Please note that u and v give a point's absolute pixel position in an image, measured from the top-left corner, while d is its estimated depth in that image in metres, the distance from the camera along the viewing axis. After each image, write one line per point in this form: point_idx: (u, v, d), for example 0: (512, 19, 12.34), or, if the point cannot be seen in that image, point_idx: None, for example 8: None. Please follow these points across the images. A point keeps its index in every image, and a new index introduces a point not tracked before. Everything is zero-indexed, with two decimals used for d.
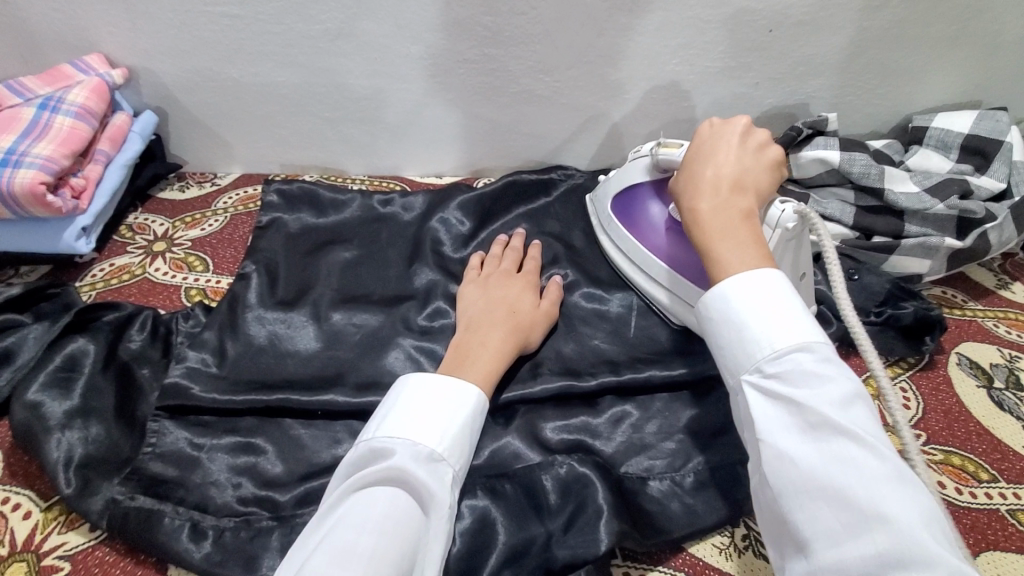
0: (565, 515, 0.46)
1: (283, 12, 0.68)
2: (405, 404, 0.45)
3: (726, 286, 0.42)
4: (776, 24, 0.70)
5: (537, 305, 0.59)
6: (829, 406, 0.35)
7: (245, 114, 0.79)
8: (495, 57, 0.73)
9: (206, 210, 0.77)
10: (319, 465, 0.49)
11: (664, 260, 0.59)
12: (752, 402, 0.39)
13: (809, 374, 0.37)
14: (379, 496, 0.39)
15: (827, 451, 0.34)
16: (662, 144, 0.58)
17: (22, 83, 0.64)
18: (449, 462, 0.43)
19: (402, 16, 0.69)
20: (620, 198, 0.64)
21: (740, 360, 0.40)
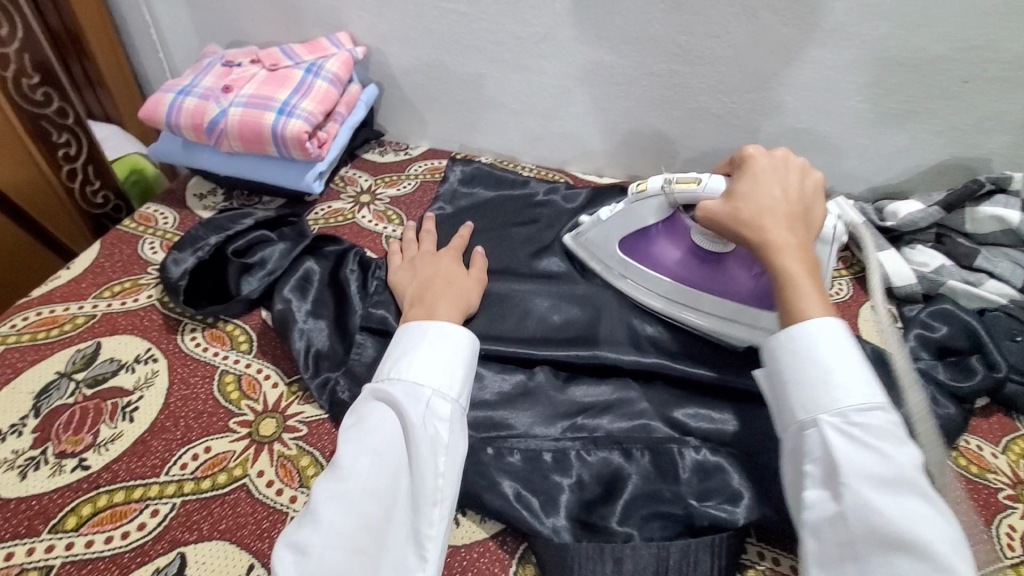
0: (697, 488, 0.52)
1: (501, 13, 0.78)
2: (402, 352, 0.54)
3: (815, 325, 0.47)
4: (973, 76, 0.70)
5: (467, 273, 0.65)
6: (914, 467, 0.41)
7: (445, 97, 0.90)
8: (682, 73, 0.78)
9: (402, 174, 0.89)
10: (485, 398, 0.59)
11: (720, 292, 0.62)
12: (835, 441, 0.43)
13: (887, 432, 0.43)
14: (373, 425, 0.49)
15: (905, 506, 0.40)
16: (678, 181, 0.60)
17: (293, 50, 0.78)
18: (428, 387, 0.51)
19: (604, 28, 0.76)
20: (628, 239, 0.67)
21: (821, 400, 0.45)
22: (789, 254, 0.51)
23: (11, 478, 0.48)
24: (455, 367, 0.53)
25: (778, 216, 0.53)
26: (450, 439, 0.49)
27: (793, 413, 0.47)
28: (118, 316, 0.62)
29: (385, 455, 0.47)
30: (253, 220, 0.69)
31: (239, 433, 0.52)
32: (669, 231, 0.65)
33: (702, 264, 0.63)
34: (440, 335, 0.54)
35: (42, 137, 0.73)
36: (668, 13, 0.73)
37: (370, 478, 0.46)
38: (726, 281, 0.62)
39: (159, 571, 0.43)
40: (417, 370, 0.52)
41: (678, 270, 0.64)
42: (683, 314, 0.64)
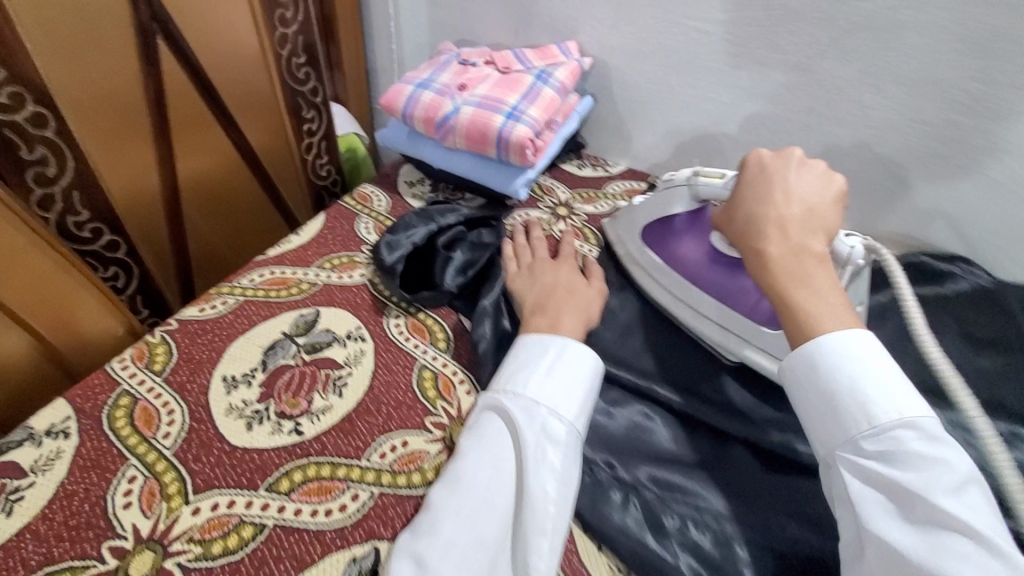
0: None
1: (753, 38, 0.71)
2: (516, 362, 0.51)
3: (833, 342, 0.44)
4: None
5: (588, 283, 0.62)
6: (939, 494, 0.37)
7: (660, 117, 0.85)
8: (963, 127, 0.66)
9: (599, 192, 0.86)
10: (669, 458, 0.52)
11: (701, 285, 0.61)
12: (851, 477, 0.41)
13: (919, 458, 0.38)
14: (486, 439, 0.45)
15: (929, 539, 0.36)
16: (704, 172, 0.59)
17: (525, 54, 0.78)
18: (543, 405, 0.47)
19: (876, 65, 0.66)
20: (650, 229, 0.66)
21: (838, 431, 0.43)
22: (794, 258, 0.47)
23: (239, 426, 0.51)
24: (566, 387, 0.48)
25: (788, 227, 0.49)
26: (567, 463, 0.44)
27: (815, 441, 0.45)
28: (336, 290, 0.65)
29: (500, 471, 0.43)
30: (458, 217, 0.70)
31: (434, 434, 0.52)
32: (692, 223, 0.64)
33: (714, 266, 0.62)
34: (558, 353, 0.51)
35: (295, 112, 0.80)
36: (965, 57, 0.62)
37: (488, 495, 0.42)
38: (725, 285, 0.61)
39: (356, 561, 0.44)
40: (537, 387, 0.48)
41: (694, 268, 0.62)
42: (683, 310, 0.62)
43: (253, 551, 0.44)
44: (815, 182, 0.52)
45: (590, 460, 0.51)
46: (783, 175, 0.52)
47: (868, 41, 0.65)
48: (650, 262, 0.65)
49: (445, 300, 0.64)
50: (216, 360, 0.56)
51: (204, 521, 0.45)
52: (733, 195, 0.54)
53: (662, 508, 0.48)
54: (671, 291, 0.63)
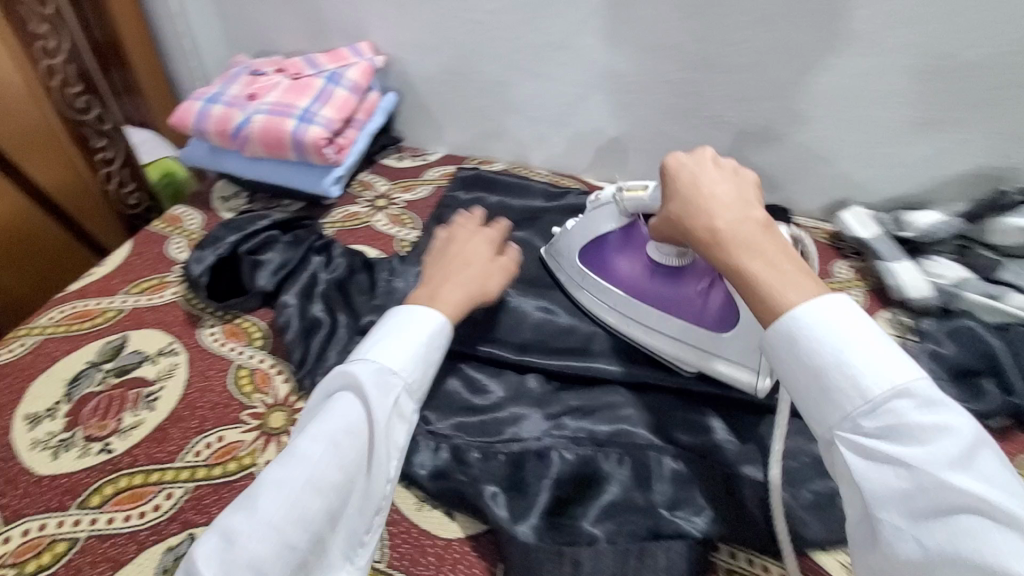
0: (670, 496, 0.52)
1: (519, 24, 0.81)
2: (392, 342, 0.52)
3: (809, 317, 0.41)
4: (1008, 83, 0.69)
5: (493, 259, 0.63)
6: (949, 471, 0.35)
7: (462, 103, 0.92)
8: (695, 81, 0.79)
9: (417, 179, 0.92)
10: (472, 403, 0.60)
11: (633, 294, 0.63)
12: (853, 460, 0.39)
13: (936, 431, 0.37)
14: (335, 412, 0.48)
15: (948, 520, 0.35)
16: (629, 188, 0.62)
17: (316, 59, 0.82)
18: (396, 375, 0.50)
19: (619, 37, 0.78)
20: (586, 250, 0.67)
21: (828, 411, 0.40)
22: (727, 235, 0.47)
23: (44, 457, 0.52)
24: (423, 368, 0.52)
25: (726, 201, 0.49)
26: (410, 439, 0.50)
27: (811, 424, 0.42)
28: (145, 311, 0.65)
29: (334, 443, 0.46)
30: (270, 222, 0.72)
31: (250, 424, 0.55)
32: (625, 241, 0.64)
33: (654, 278, 0.62)
34: (421, 325, 0.53)
35: (82, 146, 0.86)
36: (681, 24, 0.75)
37: (317, 467, 0.45)
38: (670, 296, 0.61)
39: (172, 550, 0.46)
40: (388, 359, 0.51)
41: (638, 284, 0.63)
42: (624, 322, 0.64)
43: (65, 565, 0.46)
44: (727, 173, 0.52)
45: None
46: (706, 174, 0.52)
47: (613, 17, 0.77)
48: (592, 285, 0.66)
49: (259, 301, 0.66)
50: (18, 400, 0.56)
51: (17, 546, 0.47)
52: (663, 199, 0.54)
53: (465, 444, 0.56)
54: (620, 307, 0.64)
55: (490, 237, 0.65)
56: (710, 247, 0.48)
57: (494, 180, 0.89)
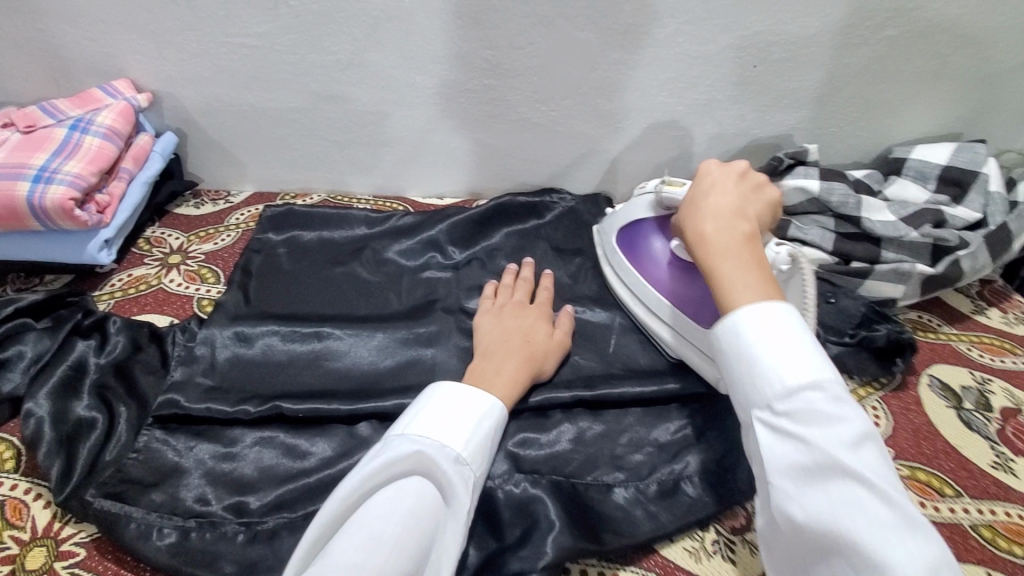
0: (520, 529, 0.49)
1: (298, 44, 0.75)
2: (423, 426, 0.49)
3: (740, 317, 0.47)
4: (760, 60, 0.78)
5: (551, 335, 0.62)
6: (839, 449, 0.41)
7: (259, 134, 0.84)
8: (495, 86, 0.80)
9: (219, 226, 0.81)
10: (291, 473, 0.53)
11: (666, 295, 0.64)
12: (763, 438, 0.44)
13: (827, 419, 0.42)
14: (398, 498, 0.43)
15: (829, 493, 0.40)
16: (667, 183, 0.63)
17: (55, 106, 0.69)
18: (455, 450, 0.48)
19: (408, 50, 0.76)
20: (624, 232, 0.69)
21: (752, 397, 0.46)
22: (710, 240, 0.54)
23: None
24: (468, 441, 0.49)
25: (718, 208, 0.56)
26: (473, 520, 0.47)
27: (736, 410, 0.48)
28: None
29: (393, 538, 0.41)
30: (15, 307, 0.59)
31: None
32: (662, 228, 0.66)
33: (678, 272, 0.64)
34: (448, 396, 0.52)
35: None
36: (466, 31, 0.75)
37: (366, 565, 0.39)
38: (679, 290, 0.63)
39: None
40: (447, 435, 0.49)
41: (658, 274, 0.65)
42: (657, 320, 0.65)
43: None
44: (749, 184, 0.59)
45: (207, 513, 0.50)
46: (726, 181, 0.58)
47: (397, 29, 0.74)
48: (627, 275, 0.68)
49: (10, 412, 0.56)
50: None
51: None
52: (687, 195, 0.60)
53: (282, 532, 0.49)
54: (635, 294, 0.67)
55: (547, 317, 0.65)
56: (696, 244, 0.55)
57: (309, 208, 0.79)
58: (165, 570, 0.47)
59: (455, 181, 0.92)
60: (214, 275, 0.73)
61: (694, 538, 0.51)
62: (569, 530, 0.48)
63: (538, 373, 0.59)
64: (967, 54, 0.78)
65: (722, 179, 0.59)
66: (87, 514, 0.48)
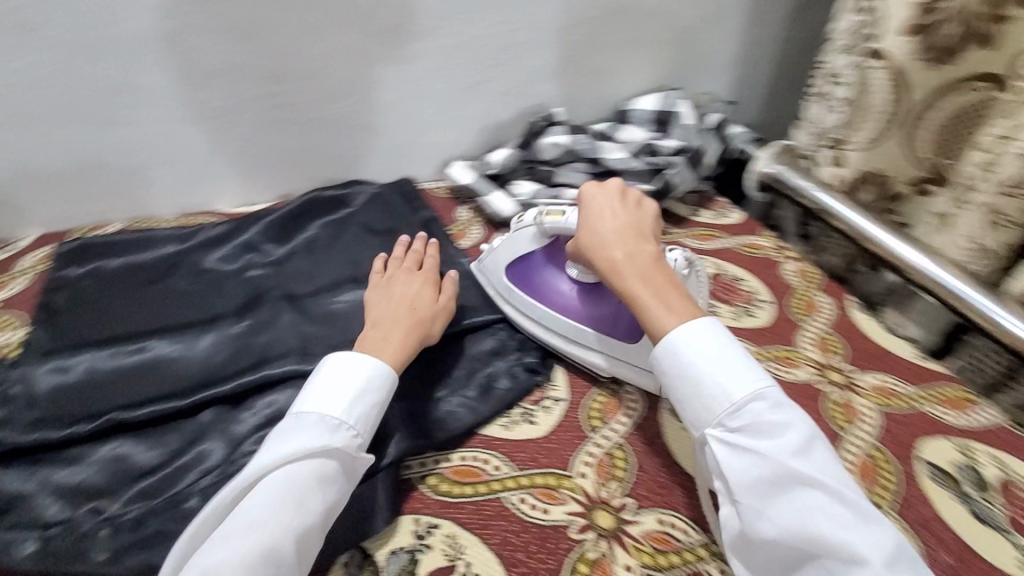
0: None
1: (58, 75, 0.75)
2: (320, 407, 0.54)
3: (677, 340, 0.56)
4: (502, 45, 0.95)
5: (437, 300, 0.69)
6: (792, 457, 0.49)
7: (34, 173, 0.82)
8: (277, 93, 0.87)
9: (5, 274, 0.78)
10: (144, 467, 0.58)
11: (590, 323, 0.68)
12: (721, 452, 0.52)
13: (776, 426, 0.50)
14: (287, 473, 0.49)
15: (787, 497, 0.48)
16: (548, 214, 0.70)
17: None
18: (343, 416, 0.53)
19: (181, 69, 0.80)
20: (514, 268, 0.73)
21: (705, 416, 0.53)
22: (621, 271, 0.62)
23: None
24: (357, 418, 0.54)
25: (611, 238, 0.64)
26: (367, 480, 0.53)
27: (691, 430, 0.55)
28: None
29: (284, 503, 0.47)
30: None
31: None
32: (550, 259, 0.73)
33: (586, 297, 0.69)
34: (340, 372, 0.56)
35: None
36: (236, 45, 0.81)
37: (261, 529, 0.46)
38: (597, 313, 0.68)
39: None
40: (328, 406, 0.54)
41: (570, 304, 0.69)
42: (590, 351, 0.68)
43: None
44: (629, 204, 0.67)
45: (66, 521, 0.53)
46: (608, 203, 0.67)
47: (164, 50, 0.78)
48: (536, 315, 0.70)
49: None
50: None
51: None
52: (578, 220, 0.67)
53: (146, 516, 0.54)
54: (559, 333, 0.70)
55: (433, 279, 0.72)
56: (614, 278, 0.62)
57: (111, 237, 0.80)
58: None
59: (263, 189, 0.97)
60: (15, 321, 0.72)
61: (505, 416, 0.64)
62: (407, 433, 0.60)
63: (423, 335, 0.65)
64: (653, 23, 1.03)
65: (604, 202, 0.67)
66: None
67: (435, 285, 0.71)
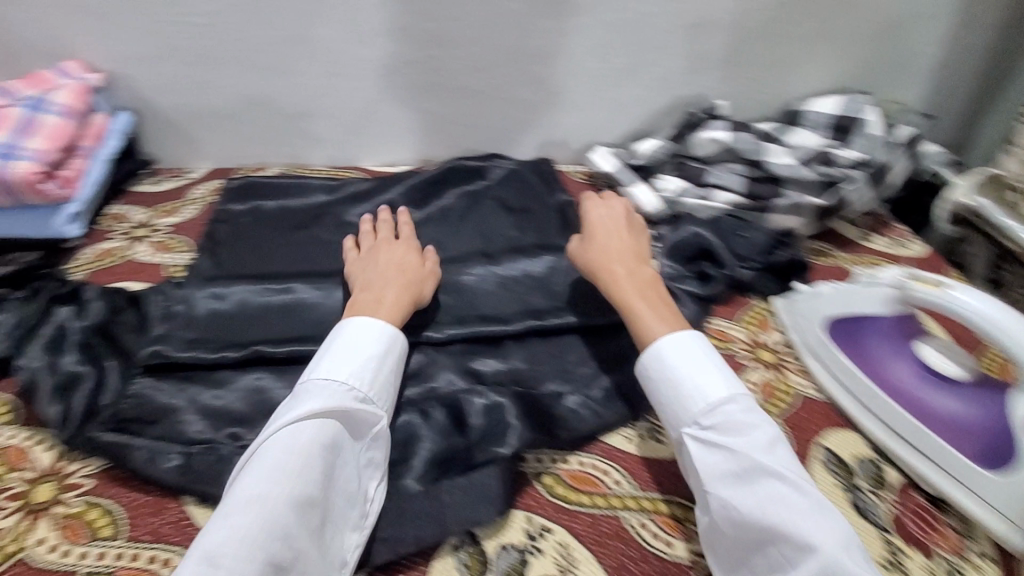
0: (481, 429, 0.55)
1: (245, 21, 0.79)
2: (328, 373, 0.52)
3: (664, 344, 0.56)
4: (673, 25, 0.87)
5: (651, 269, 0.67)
6: (759, 453, 0.49)
7: (212, 111, 0.88)
8: (436, 56, 0.86)
9: (180, 201, 0.84)
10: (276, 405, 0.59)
11: (933, 420, 0.58)
12: (696, 451, 0.51)
13: (744, 425, 0.51)
14: (294, 445, 0.46)
15: (753, 489, 0.47)
16: (918, 279, 0.60)
17: (9, 87, 0.72)
18: (335, 380, 0.51)
19: (351, 24, 0.81)
20: (843, 324, 0.66)
21: (684, 417, 0.53)
22: (620, 279, 0.65)
23: None
24: (387, 385, 0.54)
25: (614, 246, 0.68)
26: (357, 460, 0.50)
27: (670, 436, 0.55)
28: None
29: (294, 472, 0.45)
30: None
31: (7, 506, 0.50)
32: (896, 330, 0.64)
33: (937, 388, 0.59)
34: (374, 341, 0.55)
35: None
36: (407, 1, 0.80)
37: (294, 480, 0.45)
38: (940, 411, 0.58)
39: None
40: (343, 370, 0.52)
41: (907, 390, 0.60)
42: (909, 451, 0.59)
43: None
44: (632, 225, 0.72)
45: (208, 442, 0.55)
46: (603, 220, 0.72)
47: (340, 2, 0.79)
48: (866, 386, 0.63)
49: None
50: None
51: None
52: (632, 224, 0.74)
53: None
54: (883, 417, 0.61)
55: (416, 246, 0.71)
56: (605, 285, 0.65)
57: (269, 183, 0.86)
58: (169, 489, 0.51)
59: (407, 151, 0.98)
60: (184, 245, 0.77)
61: (629, 427, 0.60)
62: (526, 425, 0.56)
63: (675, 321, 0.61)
64: (848, 13, 0.90)
65: (601, 219, 0.72)
66: (92, 448, 0.53)
67: (416, 248, 0.70)
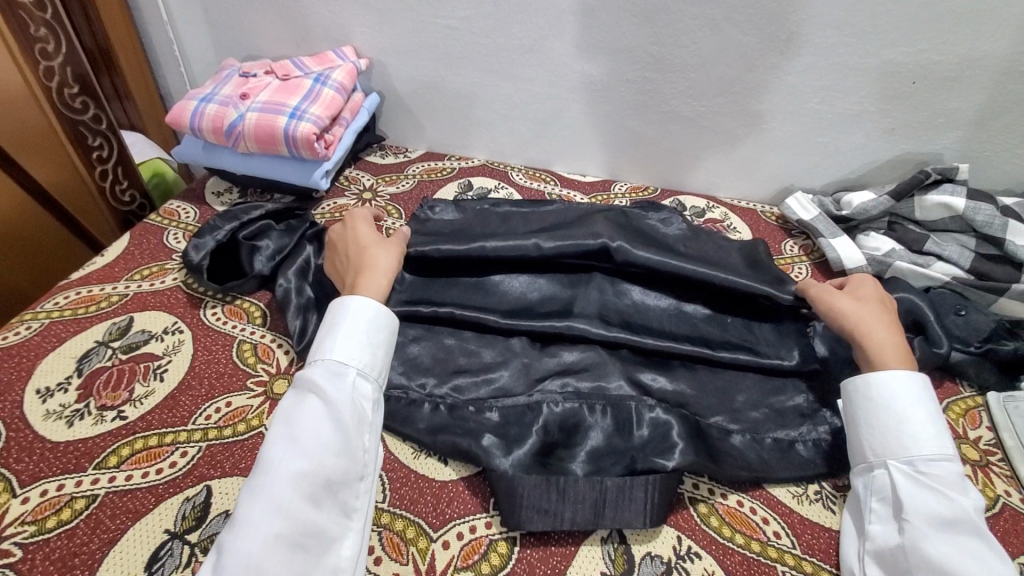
0: (645, 441, 0.57)
1: (491, 29, 0.88)
2: (335, 354, 0.57)
3: (892, 380, 0.55)
4: (920, 77, 0.81)
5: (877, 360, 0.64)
6: (974, 513, 0.48)
7: (440, 103, 1.00)
8: (653, 79, 0.89)
9: (400, 174, 0.97)
10: (459, 368, 0.64)
11: None
12: (901, 482, 0.51)
13: (955, 483, 0.50)
14: (298, 428, 0.51)
15: (955, 536, 0.47)
16: None
17: (303, 61, 0.87)
18: (334, 362, 0.56)
19: (582, 40, 0.87)
20: None
21: (896, 447, 0.53)
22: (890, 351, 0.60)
23: (60, 426, 0.56)
24: (377, 346, 0.59)
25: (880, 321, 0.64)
26: (365, 415, 0.55)
27: (862, 453, 0.55)
28: (148, 295, 0.70)
29: (303, 449, 0.50)
30: (263, 211, 0.75)
31: (255, 390, 0.60)
32: None
33: None
34: (364, 319, 0.59)
35: None
36: (640, 25, 0.83)
37: (302, 456, 0.50)
38: None
39: (189, 498, 0.51)
40: (342, 351, 0.57)
41: None
42: None
43: (87, 517, 0.50)
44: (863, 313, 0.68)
45: (406, 386, 0.62)
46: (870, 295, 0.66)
47: (577, 20, 0.85)
48: None
49: (257, 284, 0.71)
50: (27, 376, 0.60)
51: (36, 505, 0.50)
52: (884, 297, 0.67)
53: (458, 406, 0.61)
54: None
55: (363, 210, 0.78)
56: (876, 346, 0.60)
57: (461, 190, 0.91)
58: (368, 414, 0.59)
59: (598, 163, 1.03)
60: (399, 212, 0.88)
61: (798, 485, 0.58)
62: (690, 449, 0.56)
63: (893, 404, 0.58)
64: None
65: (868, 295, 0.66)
66: None
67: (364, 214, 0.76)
